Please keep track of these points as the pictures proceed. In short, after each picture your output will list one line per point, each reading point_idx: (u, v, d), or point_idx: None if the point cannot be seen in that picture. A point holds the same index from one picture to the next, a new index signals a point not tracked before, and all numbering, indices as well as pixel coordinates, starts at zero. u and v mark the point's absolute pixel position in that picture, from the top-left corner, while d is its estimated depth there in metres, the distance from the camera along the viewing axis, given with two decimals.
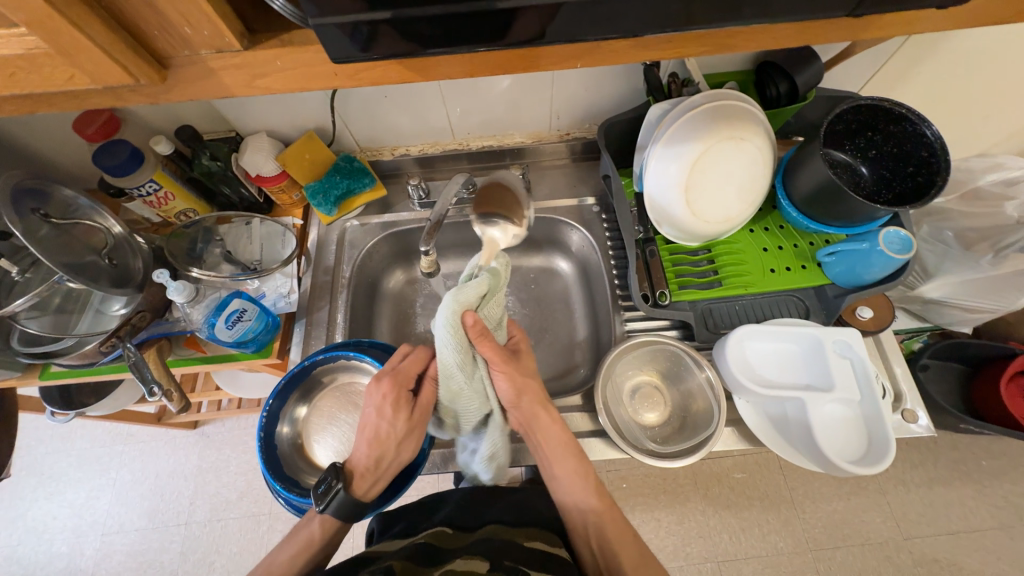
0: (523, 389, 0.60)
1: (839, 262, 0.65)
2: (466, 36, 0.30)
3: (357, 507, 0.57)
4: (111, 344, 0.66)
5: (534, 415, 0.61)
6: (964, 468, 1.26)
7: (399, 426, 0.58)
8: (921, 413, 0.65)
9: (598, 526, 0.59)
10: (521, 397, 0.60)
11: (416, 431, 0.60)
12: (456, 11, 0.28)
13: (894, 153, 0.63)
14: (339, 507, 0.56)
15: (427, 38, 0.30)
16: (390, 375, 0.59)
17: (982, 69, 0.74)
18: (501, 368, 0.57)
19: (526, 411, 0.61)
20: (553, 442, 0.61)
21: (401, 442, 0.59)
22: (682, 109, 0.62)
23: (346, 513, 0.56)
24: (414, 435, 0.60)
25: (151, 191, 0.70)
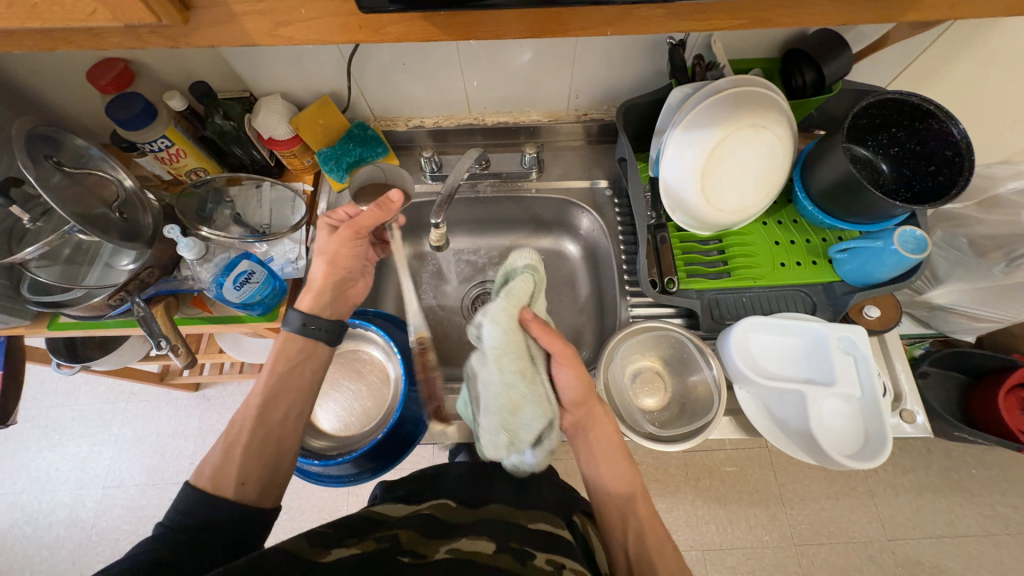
0: (588, 391, 0.59)
1: (851, 260, 0.65)
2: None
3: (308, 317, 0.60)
4: (119, 299, 0.65)
5: (591, 416, 0.60)
6: (954, 475, 1.27)
7: (326, 238, 0.62)
8: (919, 414, 0.66)
9: (636, 527, 0.58)
10: (583, 398, 0.59)
11: (347, 247, 0.62)
12: None
13: (917, 151, 0.62)
14: (295, 323, 0.60)
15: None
16: (347, 224, 0.62)
17: (1015, 71, 0.72)
18: (564, 363, 0.57)
19: (585, 413, 0.60)
20: (608, 448, 0.60)
21: (334, 254, 0.62)
22: (704, 93, 0.61)
23: (299, 327, 0.60)
24: (349, 249, 0.63)
25: (162, 148, 0.69)
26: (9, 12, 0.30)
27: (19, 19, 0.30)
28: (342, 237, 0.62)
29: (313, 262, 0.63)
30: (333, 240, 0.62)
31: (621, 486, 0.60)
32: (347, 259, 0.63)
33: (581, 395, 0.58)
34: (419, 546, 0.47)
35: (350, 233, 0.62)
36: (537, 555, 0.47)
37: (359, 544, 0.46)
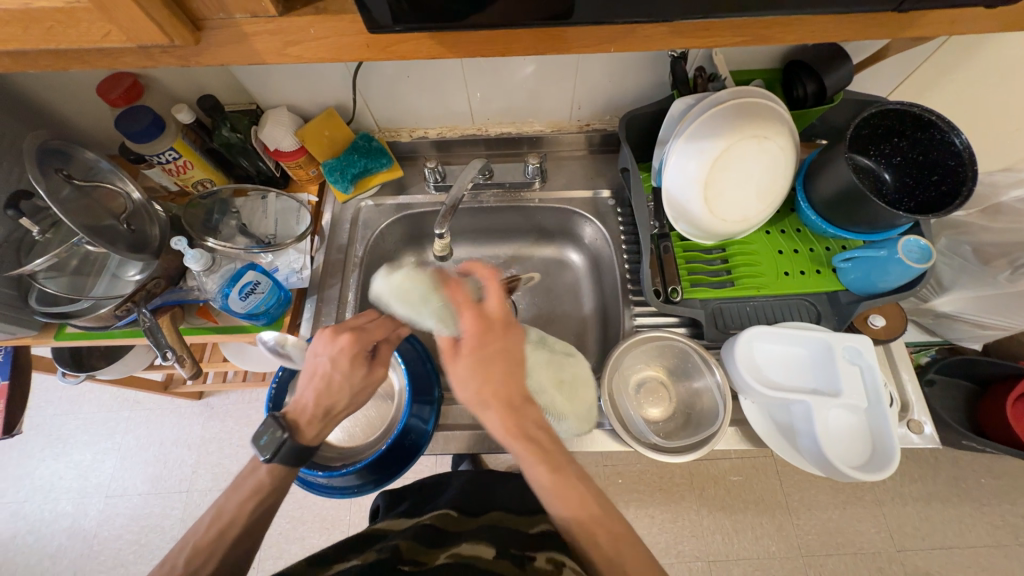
0: (485, 385, 0.53)
1: (854, 269, 0.65)
2: (503, 7, 0.30)
3: (309, 453, 0.53)
4: (126, 310, 0.65)
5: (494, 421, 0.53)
6: (963, 485, 1.28)
7: (344, 372, 0.59)
8: (926, 424, 0.65)
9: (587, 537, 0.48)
10: (482, 393, 0.53)
11: (358, 381, 0.60)
12: None
13: (919, 161, 0.62)
14: (286, 450, 0.52)
15: (463, 10, 0.30)
16: (359, 340, 0.60)
17: (1017, 82, 0.73)
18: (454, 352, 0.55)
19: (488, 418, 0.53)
20: (532, 448, 0.51)
21: (351, 389, 0.59)
22: (707, 104, 0.62)
23: (293, 456, 0.52)
24: (368, 391, 0.61)
25: (170, 160, 0.70)
26: (28, 35, 0.31)
27: (37, 42, 0.31)
28: (368, 372, 0.61)
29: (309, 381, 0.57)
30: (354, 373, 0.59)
31: (555, 503, 0.50)
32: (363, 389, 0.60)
33: (477, 390, 0.53)
34: (419, 554, 0.47)
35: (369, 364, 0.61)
36: (538, 556, 0.47)
37: (359, 557, 0.46)
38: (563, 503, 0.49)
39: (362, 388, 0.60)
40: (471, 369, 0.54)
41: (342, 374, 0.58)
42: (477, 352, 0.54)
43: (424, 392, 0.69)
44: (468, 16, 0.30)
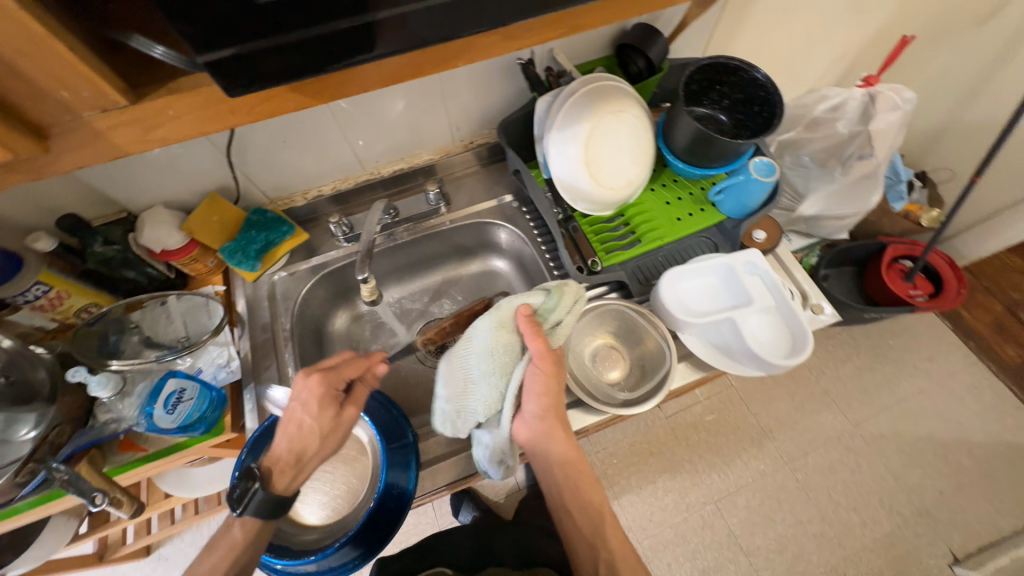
0: (551, 403, 0.60)
1: (727, 198, 0.76)
2: (354, 46, 0.32)
3: (281, 502, 0.57)
4: (30, 472, 0.56)
5: (549, 433, 0.61)
6: (878, 350, 1.55)
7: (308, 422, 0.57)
8: (826, 304, 0.76)
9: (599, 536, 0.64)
10: (547, 411, 0.60)
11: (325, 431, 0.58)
12: (328, 31, 0.30)
13: (741, 98, 0.75)
14: (258, 503, 0.55)
15: (318, 58, 0.32)
16: (325, 380, 0.57)
17: (788, 24, 0.91)
18: (540, 365, 0.58)
19: (542, 427, 0.61)
20: (563, 454, 0.62)
21: (322, 438, 0.58)
22: (564, 97, 0.70)
23: (264, 509, 0.56)
24: (343, 432, 0.60)
25: (39, 294, 0.64)
26: None
27: None
28: (341, 416, 0.59)
29: (290, 424, 0.57)
30: (331, 418, 0.58)
31: (583, 504, 0.65)
32: (341, 431, 0.60)
33: (545, 404, 0.60)
34: None
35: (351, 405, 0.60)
36: None
37: None
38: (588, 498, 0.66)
39: (328, 431, 0.58)
40: (551, 388, 0.59)
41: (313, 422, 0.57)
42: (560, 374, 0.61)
43: (397, 438, 0.66)
44: (324, 63, 0.32)
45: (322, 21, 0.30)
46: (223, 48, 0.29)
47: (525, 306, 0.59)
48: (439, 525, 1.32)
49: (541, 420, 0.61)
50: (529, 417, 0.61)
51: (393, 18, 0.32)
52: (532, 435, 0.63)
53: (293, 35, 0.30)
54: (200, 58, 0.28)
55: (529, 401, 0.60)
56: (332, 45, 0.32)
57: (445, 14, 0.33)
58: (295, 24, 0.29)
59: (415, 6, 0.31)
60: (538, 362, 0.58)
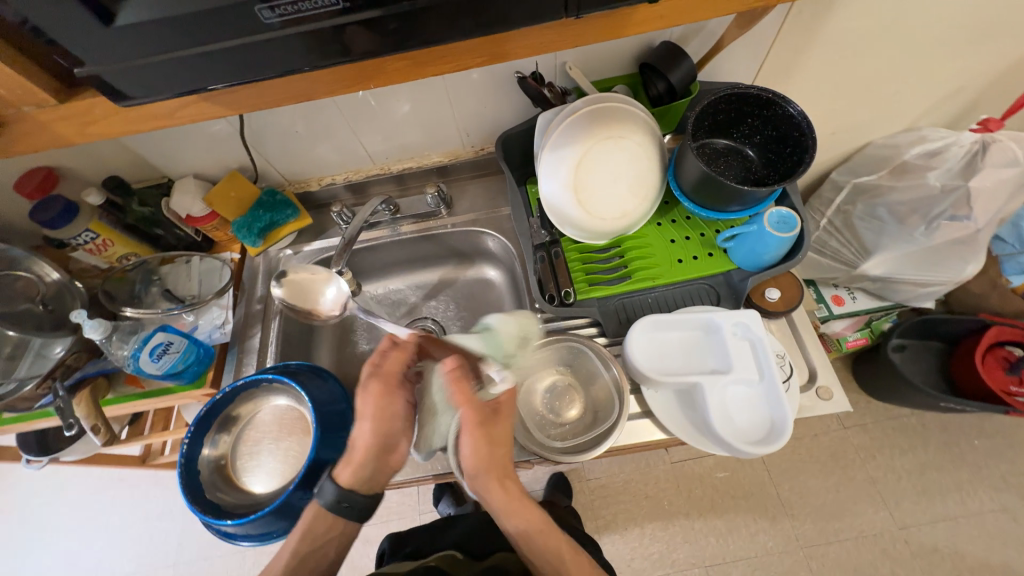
0: (480, 460, 0.55)
1: (738, 247, 0.67)
2: (236, 67, 0.34)
3: (350, 493, 0.55)
4: (47, 386, 0.68)
5: (488, 487, 0.55)
6: (955, 449, 1.29)
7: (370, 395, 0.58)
8: (837, 390, 0.64)
9: None
10: (478, 468, 0.55)
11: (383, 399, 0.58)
12: (214, 48, 0.32)
13: (774, 136, 0.64)
14: (329, 497, 0.54)
15: (203, 74, 0.34)
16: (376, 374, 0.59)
17: (872, 53, 0.76)
18: (466, 431, 0.56)
19: (480, 483, 0.55)
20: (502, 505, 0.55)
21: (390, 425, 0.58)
22: (563, 115, 0.65)
23: (335, 504, 0.54)
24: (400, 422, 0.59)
25: (89, 240, 0.75)
26: None
27: None
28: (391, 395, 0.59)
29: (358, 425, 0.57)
30: (381, 403, 0.58)
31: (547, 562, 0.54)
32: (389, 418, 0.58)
33: (479, 461, 0.55)
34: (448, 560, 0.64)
35: (388, 382, 0.59)
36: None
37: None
38: (550, 554, 0.54)
39: (394, 416, 0.58)
40: (476, 445, 0.55)
41: (375, 408, 0.58)
42: (494, 433, 0.57)
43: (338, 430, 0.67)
44: (211, 80, 0.35)
45: (194, 43, 0.32)
46: (103, 63, 0.32)
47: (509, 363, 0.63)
48: (417, 511, 1.35)
49: (476, 475, 0.55)
50: (463, 471, 0.56)
51: (268, 43, 0.33)
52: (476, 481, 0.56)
53: (167, 54, 0.32)
54: (89, 71, 0.32)
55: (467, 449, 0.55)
56: (212, 65, 0.34)
57: (327, 40, 0.33)
58: (168, 45, 0.32)
59: (286, 31, 0.32)
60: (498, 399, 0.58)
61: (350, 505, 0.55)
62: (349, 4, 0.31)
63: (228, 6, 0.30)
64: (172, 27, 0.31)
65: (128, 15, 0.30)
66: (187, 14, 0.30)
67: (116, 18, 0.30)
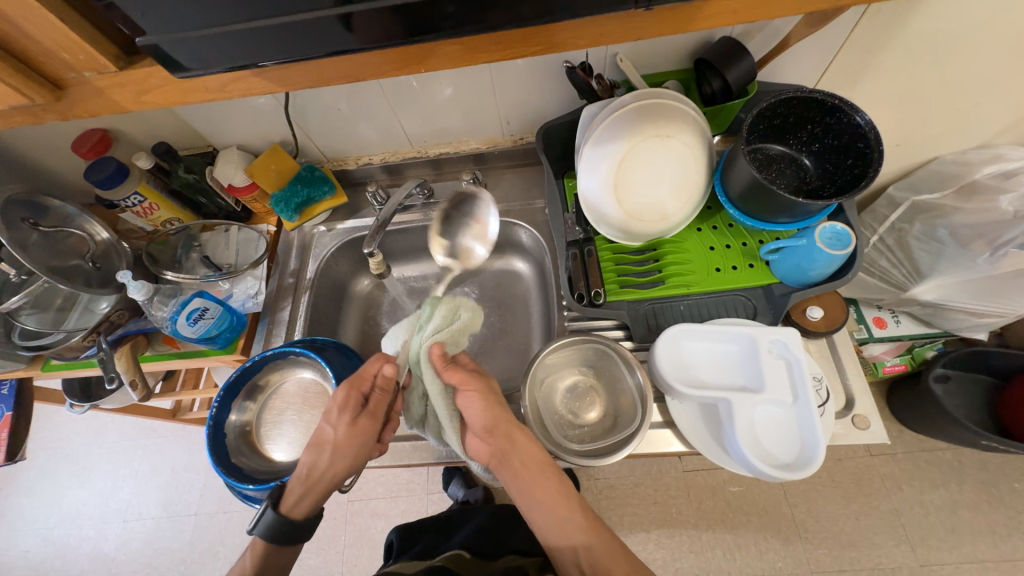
0: (492, 420, 0.61)
1: (783, 260, 0.63)
2: (288, 43, 0.34)
3: (286, 528, 0.57)
4: (92, 339, 0.72)
5: (509, 441, 0.60)
6: (993, 490, 1.22)
7: (344, 429, 0.59)
8: (876, 421, 0.60)
9: (591, 557, 0.55)
10: (492, 426, 0.61)
11: (361, 440, 0.60)
12: (267, 23, 0.32)
13: (835, 146, 0.60)
14: (266, 525, 0.56)
15: (255, 48, 0.34)
16: (348, 382, 0.61)
17: (954, 62, 0.70)
18: (469, 390, 0.62)
19: (496, 441, 0.61)
20: (530, 460, 0.59)
21: (352, 454, 0.59)
22: (611, 108, 0.62)
23: (276, 534, 0.56)
24: (360, 441, 0.60)
25: (136, 203, 0.77)
26: None
27: None
28: (358, 424, 0.60)
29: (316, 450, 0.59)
30: (354, 433, 0.60)
31: (562, 533, 0.57)
32: (353, 448, 0.59)
33: (490, 417, 0.61)
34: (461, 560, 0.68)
35: (370, 420, 0.60)
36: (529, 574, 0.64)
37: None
38: (561, 522, 0.58)
39: (366, 441, 0.60)
40: (490, 403, 0.62)
41: (344, 437, 0.59)
42: (495, 391, 0.64)
43: None
44: (262, 55, 0.35)
45: (249, 17, 0.32)
46: (160, 33, 0.32)
47: (439, 346, 0.63)
48: (426, 490, 1.38)
49: (490, 433, 0.61)
50: (477, 431, 0.62)
51: (320, 20, 0.32)
52: (490, 451, 0.61)
53: (220, 27, 0.32)
54: (144, 40, 0.32)
55: (473, 421, 0.62)
56: (264, 39, 0.33)
57: (380, 20, 0.33)
58: (223, 18, 0.32)
59: (340, 9, 0.31)
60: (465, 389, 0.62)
61: (290, 534, 0.57)
62: None
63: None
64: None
65: None
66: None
67: None
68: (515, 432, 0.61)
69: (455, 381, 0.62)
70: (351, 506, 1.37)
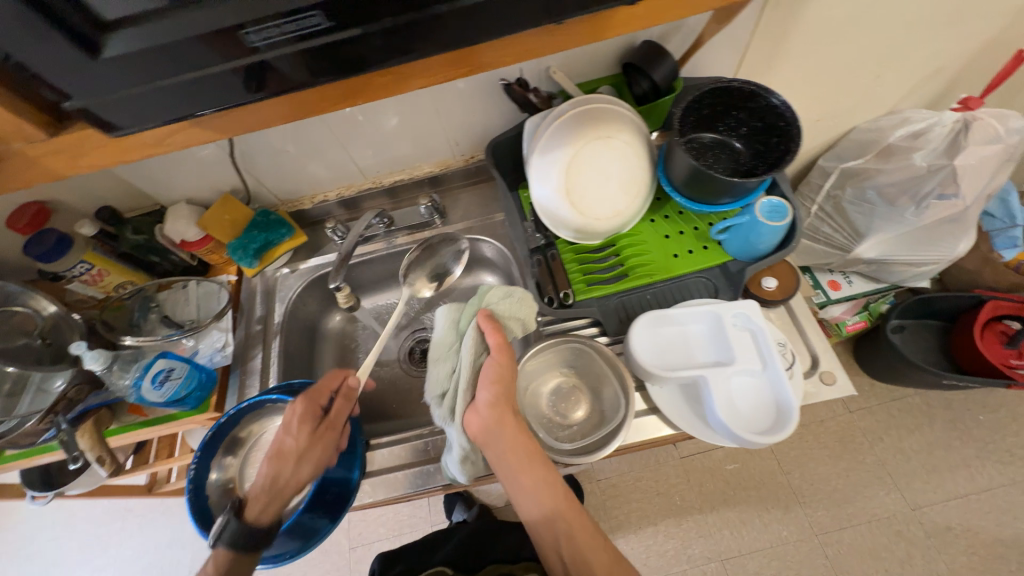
0: (501, 393, 0.57)
1: (733, 238, 0.67)
2: (222, 92, 0.35)
3: (251, 537, 0.54)
4: (49, 421, 0.67)
5: (502, 426, 0.56)
6: (961, 426, 1.30)
7: (307, 439, 0.59)
8: (840, 374, 0.64)
9: (566, 533, 0.56)
10: (497, 401, 0.57)
11: (322, 449, 0.60)
12: (199, 74, 0.33)
13: (760, 127, 0.65)
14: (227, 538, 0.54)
15: (189, 100, 0.35)
16: (305, 393, 0.62)
17: (850, 41, 0.78)
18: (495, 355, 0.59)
19: (491, 423, 0.56)
20: (517, 446, 0.56)
21: (315, 462, 0.59)
22: (551, 119, 0.65)
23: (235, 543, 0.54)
24: (323, 452, 0.60)
25: (84, 272, 0.74)
26: None
27: None
28: (320, 433, 0.60)
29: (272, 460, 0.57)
30: (315, 444, 0.59)
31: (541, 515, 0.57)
32: (317, 457, 0.59)
33: (499, 391, 0.57)
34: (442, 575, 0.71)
35: (331, 430, 0.61)
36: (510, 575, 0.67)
37: None
38: (541, 503, 0.56)
39: (324, 451, 0.60)
40: (505, 377, 0.58)
41: (307, 447, 0.59)
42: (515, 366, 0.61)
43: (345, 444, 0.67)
44: (200, 106, 0.35)
45: (179, 71, 0.33)
46: (91, 97, 0.32)
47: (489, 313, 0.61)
48: (429, 522, 1.34)
49: (490, 411, 0.56)
50: (479, 406, 0.57)
51: (252, 68, 0.33)
52: (482, 427, 0.56)
53: (153, 84, 0.33)
54: (76, 104, 0.33)
55: (480, 392, 0.58)
56: (199, 90, 0.34)
57: (310, 60, 0.34)
58: (153, 74, 0.32)
59: (267, 54, 0.33)
60: (493, 353, 0.59)
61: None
62: (331, 23, 0.32)
63: (208, 33, 0.31)
64: (159, 56, 0.32)
65: (116, 47, 0.31)
66: (170, 41, 0.31)
67: (104, 50, 0.31)
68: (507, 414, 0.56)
69: (492, 345, 0.59)
70: (353, 553, 1.32)
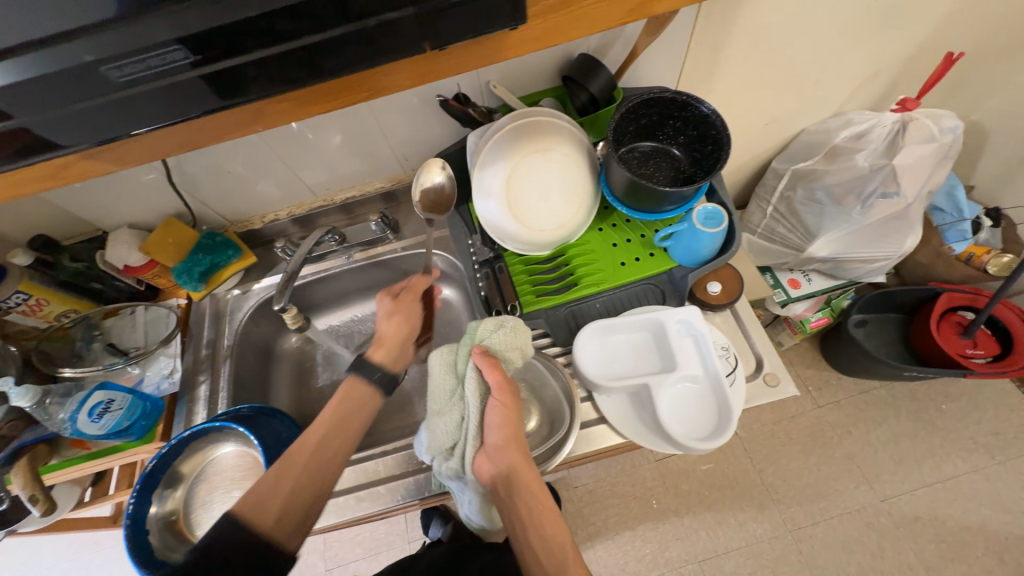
0: (511, 438, 0.55)
1: (675, 245, 0.68)
2: (99, 125, 0.34)
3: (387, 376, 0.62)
4: None
5: (514, 474, 0.54)
6: (926, 416, 1.32)
7: (392, 305, 0.67)
8: (784, 376, 0.65)
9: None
10: (507, 447, 0.55)
11: (409, 311, 0.67)
12: (75, 107, 0.32)
13: (696, 135, 0.66)
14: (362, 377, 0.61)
15: (69, 133, 0.34)
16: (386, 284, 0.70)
17: (784, 48, 0.80)
18: (500, 397, 0.56)
19: (503, 472, 0.54)
20: (530, 495, 0.53)
21: (407, 319, 0.66)
22: (490, 133, 0.66)
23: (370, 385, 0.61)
24: (411, 312, 0.67)
25: (20, 302, 0.71)
26: None
27: None
28: (403, 299, 0.68)
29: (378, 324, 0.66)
30: (403, 306, 0.67)
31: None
32: (408, 314, 0.67)
33: (509, 436, 0.55)
34: None
35: (413, 296, 0.69)
36: None
37: None
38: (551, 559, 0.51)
39: (411, 314, 0.67)
40: (513, 421, 0.56)
41: (396, 310, 0.67)
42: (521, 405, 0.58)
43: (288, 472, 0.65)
44: (81, 139, 0.34)
45: (51, 106, 0.32)
46: None
47: (484, 350, 0.58)
48: (406, 539, 1.32)
49: (501, 459, 0.54)
50: (489, 452, 0.55)
51: (129, 100, 0.33)
52: (494, 474, 0.54)
53: (20, 119, 0.32)
54: None
55: (489, 436, 0.56)
56: (77, 125, 0.33)
57: (194, 91, 0.33)
58: (24, 110, 0.31)
59: (143, 85, 0.32)
60: (495, 394, 0.56)
61: None
62: (198, 57, 0.31)
63: (70, 70, 0.30)
64: (23, 94, 0.30)
65: None
66: (27, 80, 0.30)
67: None
68: (520, 461, 0.54)
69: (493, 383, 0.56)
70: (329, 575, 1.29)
